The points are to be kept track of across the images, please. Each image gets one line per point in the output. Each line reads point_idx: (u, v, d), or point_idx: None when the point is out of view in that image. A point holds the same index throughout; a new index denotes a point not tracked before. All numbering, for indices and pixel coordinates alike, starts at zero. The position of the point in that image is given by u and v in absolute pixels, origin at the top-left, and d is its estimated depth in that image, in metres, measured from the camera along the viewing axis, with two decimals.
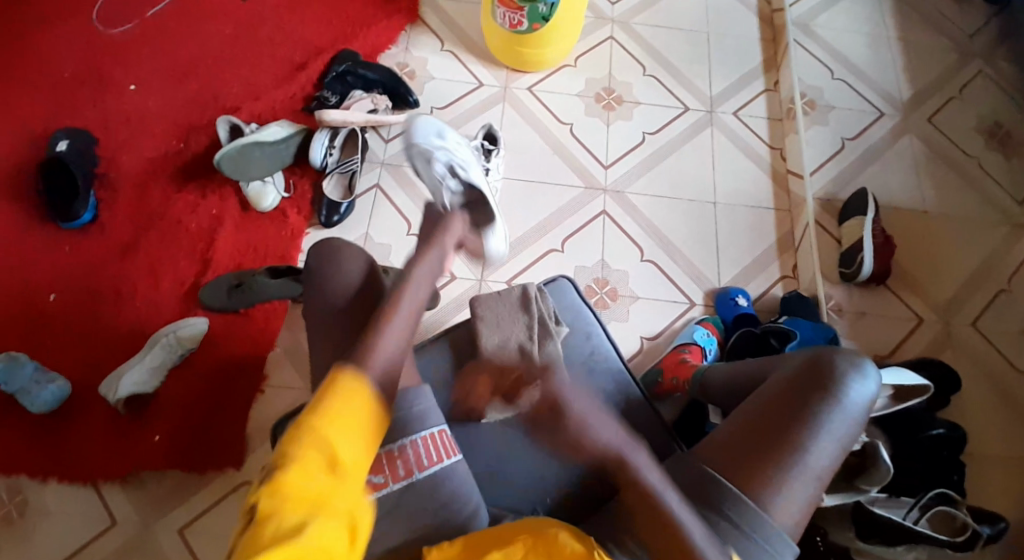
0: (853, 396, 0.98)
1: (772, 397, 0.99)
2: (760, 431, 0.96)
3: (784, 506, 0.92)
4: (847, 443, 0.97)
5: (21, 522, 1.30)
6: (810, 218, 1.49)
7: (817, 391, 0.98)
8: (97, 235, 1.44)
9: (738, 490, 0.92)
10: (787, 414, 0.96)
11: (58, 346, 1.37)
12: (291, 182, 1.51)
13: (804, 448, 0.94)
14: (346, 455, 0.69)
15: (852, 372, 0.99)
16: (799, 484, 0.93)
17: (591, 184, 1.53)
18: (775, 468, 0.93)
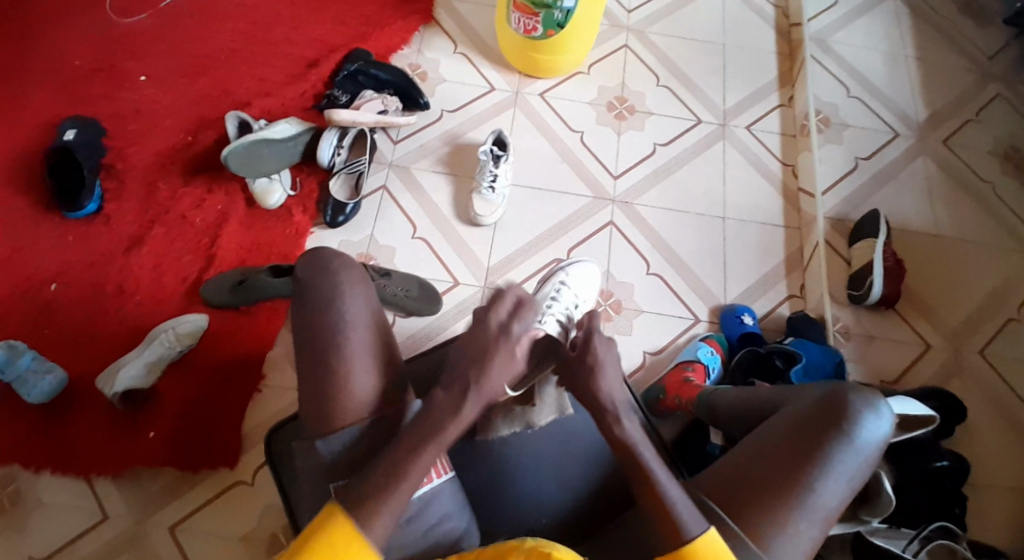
0: (866, 435, 0.96)
1: (782, 433, 0.98)
2: (768, 470, 0.95)
3: (788, 546, 0.92)
4: (856, 483, 0.96)
5: (14, 512, 1.30)
6: (820, 238, 1.47)
7: (828, 429, 0.96)
8: (102, 226, 1.43)
9: (742, 529, 0.92)
10: (797, 453, 0.95)
11: (58, 336, 1.36)
12: (298, 180, 1.50)
13: (811, 489, 0.93)
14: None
15: (866, 411, 0.97)
16: (804, 526, 0.92)
17: (600, 193, 1.51)
18: (782, 509, 0.92)
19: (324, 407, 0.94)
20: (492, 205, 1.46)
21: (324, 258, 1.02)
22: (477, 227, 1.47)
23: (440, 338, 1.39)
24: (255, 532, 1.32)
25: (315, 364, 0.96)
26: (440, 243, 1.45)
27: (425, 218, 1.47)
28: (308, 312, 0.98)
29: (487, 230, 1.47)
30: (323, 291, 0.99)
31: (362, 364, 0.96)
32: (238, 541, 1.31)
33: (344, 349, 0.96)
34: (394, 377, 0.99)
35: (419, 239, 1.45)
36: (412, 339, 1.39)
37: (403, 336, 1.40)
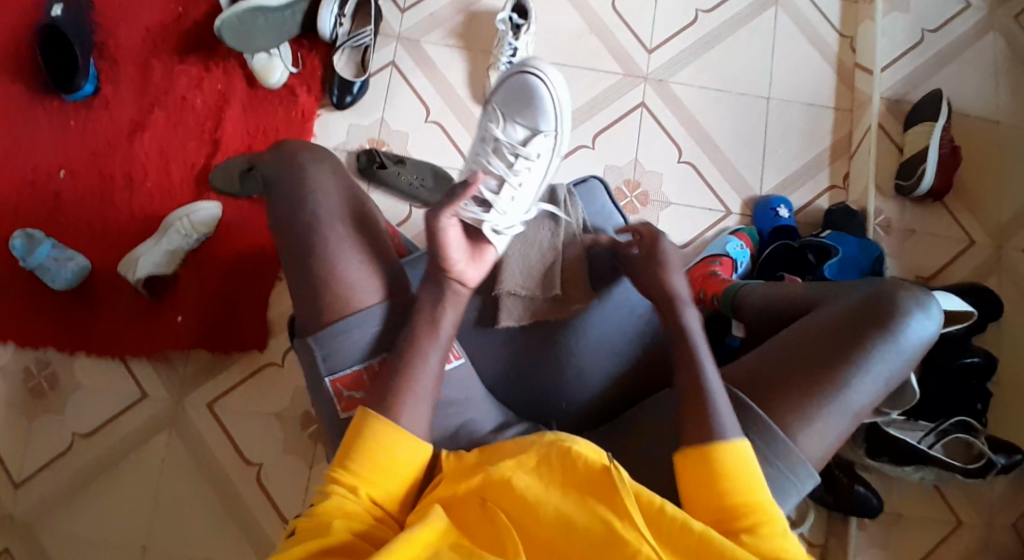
0: (912, 334, 0.91)
1: (821, 326, 0.92)
2: (803, 359, 0.90)
3: (814, 439, 0.88)
4: (893, 382, 0.91)
5: (52, 395, 1.30)
6: (872, 121, 1.33)
7: (873, 326, 0.90)
8: (101, 109, 1.37)
9: (769, 419, 0.88)
10: (834, 345, 0.90)
11: (69, 225, 1.33)
12: (299, 57, 1.39)
13: (847, 381, 0.88)
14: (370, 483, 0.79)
15: (914, 309, 0.92)
16: (835, 418, 0.88)
17: (631, 71, 1.38)
18: (813, 400, 0.88)
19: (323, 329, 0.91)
20: None
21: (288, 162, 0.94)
22: None
23: None
24: (288, 410, 1.31)
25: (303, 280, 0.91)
26: (454, 126, 1.36)
27: (438, 100, 1.38)
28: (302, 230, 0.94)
29: None
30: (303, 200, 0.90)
31: (354, 271, 0.89)
32: (274, 419, 1.30)
33: (331, 260, 0.88)
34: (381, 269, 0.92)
35: (432, 122, 1.37)
36: None
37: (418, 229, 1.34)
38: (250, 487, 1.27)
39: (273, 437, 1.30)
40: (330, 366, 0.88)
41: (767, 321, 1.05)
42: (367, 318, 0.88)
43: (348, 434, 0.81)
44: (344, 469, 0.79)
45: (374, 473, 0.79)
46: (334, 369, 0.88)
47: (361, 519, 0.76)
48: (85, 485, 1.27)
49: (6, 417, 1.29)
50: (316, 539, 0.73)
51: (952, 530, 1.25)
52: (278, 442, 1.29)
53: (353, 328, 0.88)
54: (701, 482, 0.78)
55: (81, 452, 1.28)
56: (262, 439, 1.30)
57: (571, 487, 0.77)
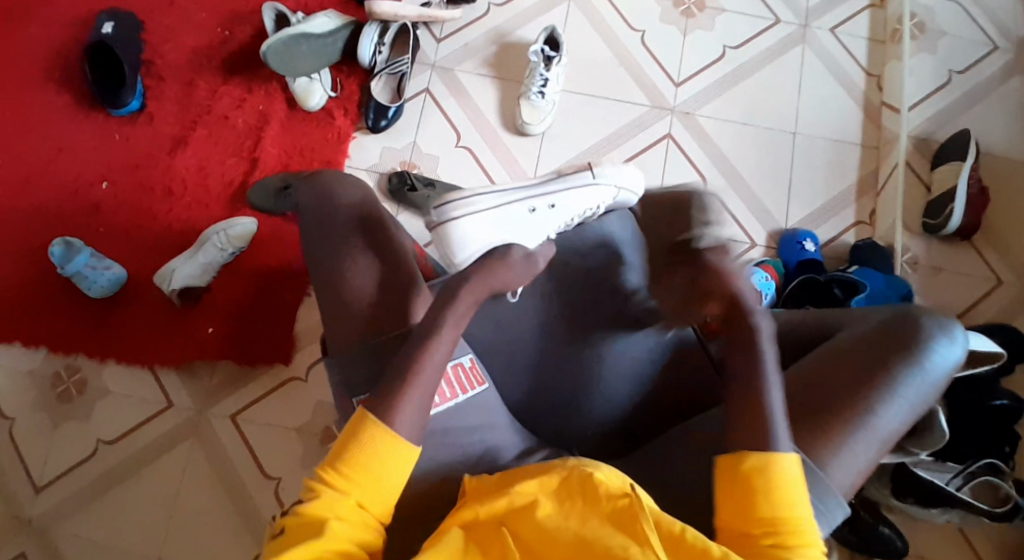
0: (936, 358, 0.89)
1: (843, 353, 0.91)
2: (826, 386, 0.89)
3: (842, 467, 0.86)
4: (921, 409, 0.89)
5: (80, 400, 1.32)
6: (899, 159, 1.34)
7: (895, 351, 0.89)
8: (145, 125, 1.42)
9: (794, 445, 0.87)
10: (857, 370, 0.89)
11: (109, 235, 1.38)
12: (338, 81, 1.44)
13: (872, 408, 0.87)
14: (365, 484, 0.76)
15: (938, 335, 0.91)
16: (863, 447, 0.87)
17: (659, 103, 1.41)
18: (839, 428, 0.86)
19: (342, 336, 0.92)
20: (539, 111, 1.38)
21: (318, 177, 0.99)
22: (525, 136, 1.40)
23: None
24: (309, 425, 1.32)
25: (329, 286, 0.93)
26: (483, 152, 1.39)
27: (469, 126, 1.41)
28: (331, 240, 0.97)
29: (535, 140, 1.40)
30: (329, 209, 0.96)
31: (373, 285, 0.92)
32: (294, 433, 1.32)
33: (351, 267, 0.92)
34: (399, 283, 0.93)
35: (463, 147, 1.40)
36: None
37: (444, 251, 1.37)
38: (267, 501, 1.28)
39: (293, 451, 1.31)
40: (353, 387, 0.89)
41: None
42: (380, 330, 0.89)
43: (345, 433, 0.78)
44: (340, 469, 0.76)
45: (369, 472, 0.76)
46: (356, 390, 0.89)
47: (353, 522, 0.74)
48: (106, 490, 1.28)
49: (33, 420, 1.31)
50: (309, 543, 0.71)
51: None
52: (298, 456, 1.31)
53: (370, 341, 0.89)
54: (742, 495, 0.76)
55: (105, 457, 1.30)
56: (282, 453, 1.31)
57: (592, 515, 0.75)
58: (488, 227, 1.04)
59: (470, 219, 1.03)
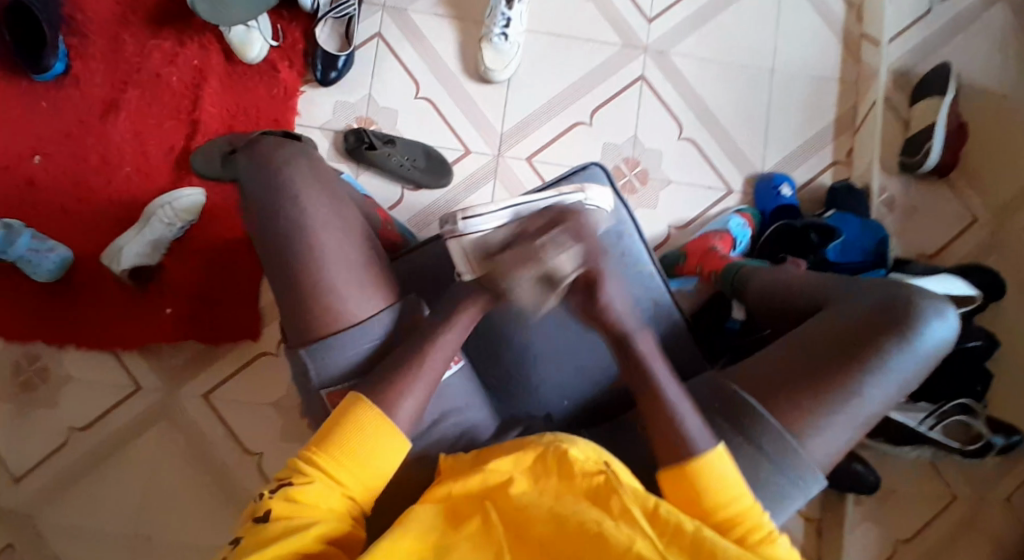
0: (926, 340, 0.90)
1: (833, 330, 0.91)
2: (810, 360, 0.90)
3: (822, 443, 0.88)
4: (905, 389, 0.90)
5: (41, 390, 1.27)
6: (878, 95, 1.29)
7: (886, 333, 0.90)
8: (74, 88, 1.30)
9: (777, 421, 0.88)
10: (845, 349, 0.89)
11: (45, 212, 1.28)
12: (279, 29, 1.31)
13: (857, 386, 0.88)
14: (347, 470, 0.81)
15: (931, 314, 0.91)
16: (845, 424, 0.88)
17: (631, 41, 1.33)
18: (821, 404, 0.88)
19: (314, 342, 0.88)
20: (504, 56, 1.28)
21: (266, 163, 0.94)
22: (488, 84, 1.31)
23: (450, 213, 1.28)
24: (282, 399, 1.29)
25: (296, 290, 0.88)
26: (445, 103, 1.30)
27: (427, 74, 1.31)
28: (291, 236, 0.91)
29: (500, 88, 1.31)
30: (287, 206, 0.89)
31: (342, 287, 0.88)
32: (268, 408, 1.29)
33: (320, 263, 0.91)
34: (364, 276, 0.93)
35: (423, 99, 1.30)
36: (421, 215, 1.29)
37: (410, 210, 1.29)
38: (248, 475, 1.26)
39: (267, 427, 1.28)
40: (323, 379, 0.92)
41: (768, 309, 1.06)
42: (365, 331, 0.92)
43: (333, 416, 0.84)
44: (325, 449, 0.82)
45: (352, 458, 0.82)
46: (328, 382, 0.92)
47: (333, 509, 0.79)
48: (79, 480, 1.24)
49: None
50: (289, 524, 0.76)
51: (946, 506, 1.24)
52: (274, 431, 1.28)
53: (355, 340, 0.91)
54: (687, 493, 0.81)
55: (74, 447, 1.25)
56: (258, 429, 1.28)
57: (566, 491, 0.77)
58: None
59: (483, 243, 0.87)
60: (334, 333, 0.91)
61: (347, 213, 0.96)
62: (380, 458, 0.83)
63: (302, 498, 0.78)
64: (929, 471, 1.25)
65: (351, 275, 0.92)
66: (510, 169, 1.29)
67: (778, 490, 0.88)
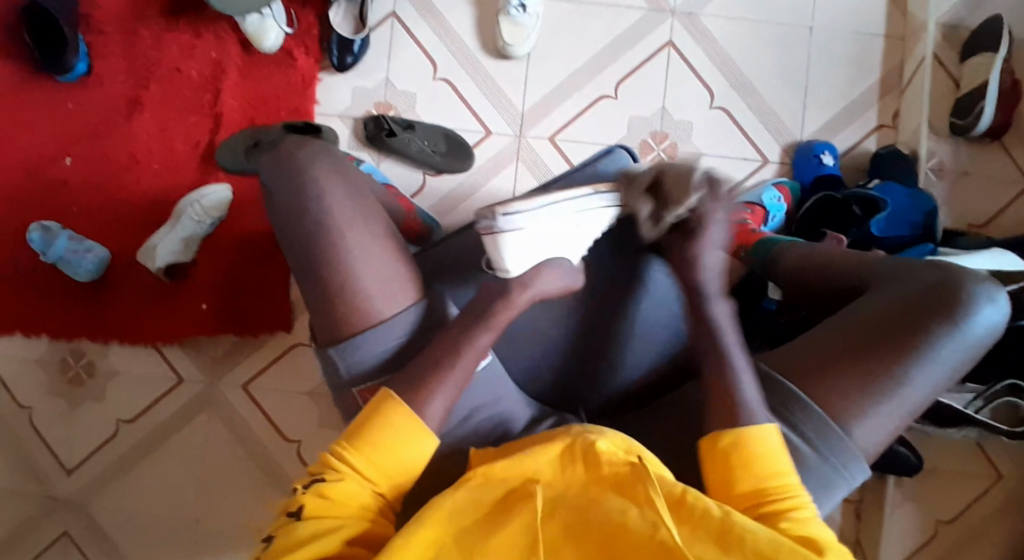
0: (979, 323, 0.84)
1: (879, 312, 0.86)
2: (856, 342, 0.85)
3: (865, 433, 0.83)
4: (954, 375, 0.85)
5: (93, 384, 1.33)
6: (926, 51, 1.19)
7: (935, 315, 0.84)
8: (96, 88, 1.31)
9: (817, 408, 0.83)
10: (892, 330, 0.84)
11: (81, 214, 1.30)
12: (292, 14, 1.28)
13: (905, 370, 0.83)
14: (375, 466, 0.78)
15: (982, 295, 0.85)
16: (891, 411, 0.83)
17: (656, 5, 1.26)
18: (867, 390, 0.83)
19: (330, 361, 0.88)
20: (523, 29, 1.23)
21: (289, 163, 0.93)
22: (508, 60, 1.26)
23: (473, 200, 1.26)
24: (320, 388, 1.33)
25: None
26: (464, 83, 1.26)
27: (445, 53, 1.26)
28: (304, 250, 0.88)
29: (520, 63, 1.26)
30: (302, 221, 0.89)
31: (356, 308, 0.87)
32: (307, 397, 1.33)
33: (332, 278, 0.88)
34: (395, 279, 0.92)
35: (441, 80, 1.26)
36: (443, 201, 1.26)
37: (433, 196, 1.27)
38: (290, 461, 1.31)
39: (307, 415, 1.32)
40: (353, 377, 0.91)
41: (808, 287, 1.02)
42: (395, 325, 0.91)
43: (365, 407, 0.81)
44: (357, 439, 0.79)
45: (382, 453, 0.78)
46: (358, 379, 0.91)
47: (363, 505, 0.76)
48: (133, 467, 1.32)
49: (49, 405, 1.33)
50: (319, 523, 0.73)
51: (990, 485, 1.25)
52: (313, 418, 1.32)
53: (383, 336, 0.90)
54: (724, 475, 0.75)
55: (125, 438, 1.32)
56: (297, 417, 1.32)
57: (599, 478, 0.72)
58: (536, 243, 0.88)
59: (517, 236, 0.87)
60: (364, 330, 0.90)
61: (371, 215, 0.93)
62: (412, 454, 0.79)
63: (332, 493, 0.75)
64: (976, 450, 1.26)
65: (374, 279, 0.90)
66: (533, 149, 1.25)
67: (819, 482, 0.83)
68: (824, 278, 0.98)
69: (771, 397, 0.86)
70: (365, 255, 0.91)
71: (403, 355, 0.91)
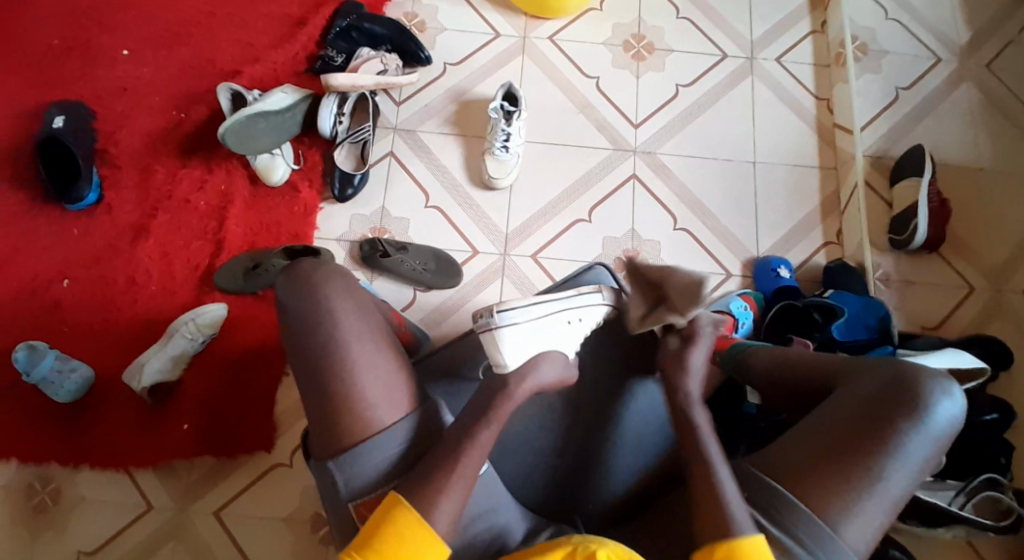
0: (937, 417, 0.85)
1: (846, 412, 0.87)
2: (828, 443, 0.86)
3: (854, 529, 0.83)
4: (925, 469, 0.85)
5: (57, 511, 1.26)
6: (858, 178, 1.38)
7: (898, 413, 0.85)
8: (105, 216, 1.39)
9: (803, 508, 0.83)
10: (861, 429, 0.85)
11: (72, 334, 1.32)
12: (300, 153, 1.43)
13: (879, 469, 0.83)
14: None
15: (938, 391, 0.86)
16: (873, 509, 0.83)
17: (620, 144, 1.44)
18: (848, 489, 0.83)
19: (332, 420, 0.88)
20: (506, 165, 1.39)
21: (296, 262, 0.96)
22: (493, 190, 1.40)
23: (460, 312, 1.33)
24: (297, 513, 1.27)
25: (316, 371, 0.90)
26: (453, 210, 1.39)
27: (437, 185, 1.41)
28: (310, 313, 0.91)
29: (503, 193, 1.40)
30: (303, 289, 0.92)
31: (365, 372, 0.89)
32: (282, 524, 1.27)
33: (328, 339, 0.90)
34: (398, 381, 0.91)
35: (432, 208, 1.39)
36: (431, 315, 1.34)
37: (425, 312, 1.34)
38: None
39: (281, 544, 1.26)
40: (353, 491, 0.87)
41: (776, 394, 1.03)
42: (393, 435, 0.88)
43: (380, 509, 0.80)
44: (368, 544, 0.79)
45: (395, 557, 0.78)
46: (357, 493, 0.87)
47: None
48: None
49: (11, 535, 1.25)
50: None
51: None
52: (286, 548, 1.25)
53: (380, 451, 0.87)
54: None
55: None
56: (270, 547, 1.25)
57: None
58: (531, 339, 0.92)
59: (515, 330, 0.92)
60: (361, 442, 0.87)
61: (372, 317, 0.94)
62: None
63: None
64: (972, 551, 1.23)
65: (373, 376, 0.90)
66: (517, 266, 1.36)
67: None
68: (791, 386, 0.99)
69: (760, 499, 0.85)
70: (359, 334, 0.91)
71: (398, 468, 0.89)
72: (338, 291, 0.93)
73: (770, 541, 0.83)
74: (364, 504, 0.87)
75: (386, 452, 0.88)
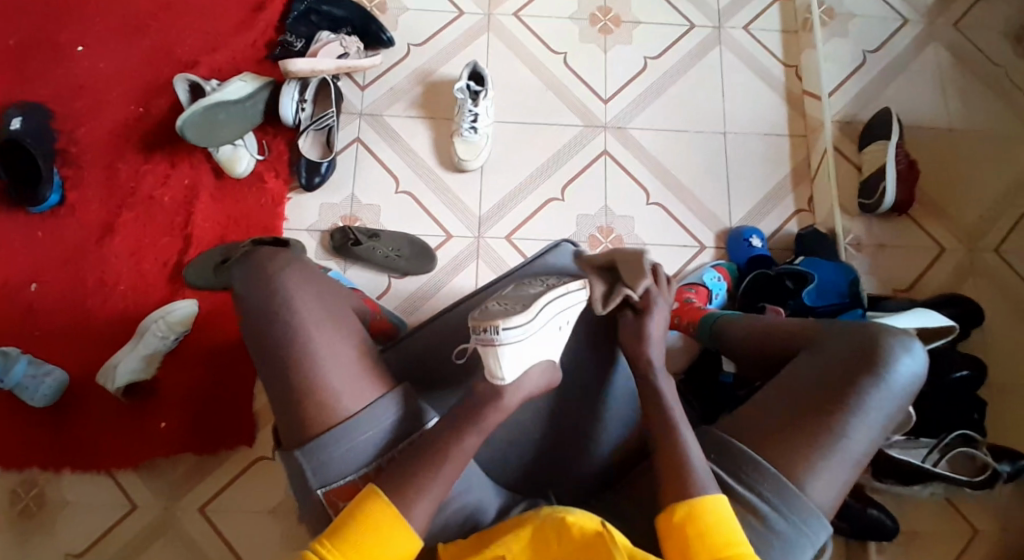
0: (898, 374, 0.86)
1: (809, 375, 0.88)
2: (791, 408, 0.87)
3: (820, 487, 0.83)
4: (889, 426, 0.86)
5: (42, 515, 1.25)
6: (829, 144, 1.38)
7: (860, 371, 0.86)
8: (70, 216, 1.37)
9: (770, 471, 0.84)
10: (823, 390, 0.86)
11: (44, 338, 1.31)
12: (264, 143, 1.40)
13: (843, 427, 0.84)
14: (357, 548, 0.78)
15: (898, 349, 0.87)
16: (838, 467, 0.84)
17: (590, 120, 1.43)
18: (812, 449, 0.84)
19: (305, 418, 0.88)
20: (475, 146, 1.37)
21: (259, 256, 0.94)
22: (463, 172, 1.39)
23: (437, 298, 1.33)
24: (282, 504, 1.27)
25: (286, 369, 0.89)
26: (424, 194, 1.38)
27: (406, 170, 1.39)
28: (276, 310, 0.90)
29: (474, 174, 1.39)
30: (269, 285, 0.91)
31: (335, 368, 0.88)
32: (268, 515, 1.27)
33: (297, 336, 0.89)
34: (370, 374, 0.91)
35: (403, 193, 1.38)
36: (408, 302, 1.33)
37: (402, 299, 1.34)
38: None
39: (267, 535, 1.26)
40: (324, 478, 0.87)
41: (746, 361, 1.04)
42: (366, 422, 0.88)
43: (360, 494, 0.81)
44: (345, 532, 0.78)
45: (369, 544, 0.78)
46: (328, 480, 0.87)
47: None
48: None
49: None
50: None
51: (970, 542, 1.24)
52: (272, 540, 1.26)
53: (350, 439, 0.87)
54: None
55: None
56: (257, 538, 1.26)
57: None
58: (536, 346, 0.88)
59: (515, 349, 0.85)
60: (328, 430, 0.87)
61: (342, 310, 0.94)
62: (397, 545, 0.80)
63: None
64: (949, 507, 1.26)
65: (344, 369, 0.89)
66: (491, 248, 1.35)
67: (785, 545, 0.83)
68: (760, 354, 1.00)
69: (730, 465, 0.86)
70: (331, 331, 0.90)
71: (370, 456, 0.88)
72: (307, 286, 0.92)
73: (738, 503, 0.84)
74: (334, 492, 0.87)
75: (358, 439, 0.87)
